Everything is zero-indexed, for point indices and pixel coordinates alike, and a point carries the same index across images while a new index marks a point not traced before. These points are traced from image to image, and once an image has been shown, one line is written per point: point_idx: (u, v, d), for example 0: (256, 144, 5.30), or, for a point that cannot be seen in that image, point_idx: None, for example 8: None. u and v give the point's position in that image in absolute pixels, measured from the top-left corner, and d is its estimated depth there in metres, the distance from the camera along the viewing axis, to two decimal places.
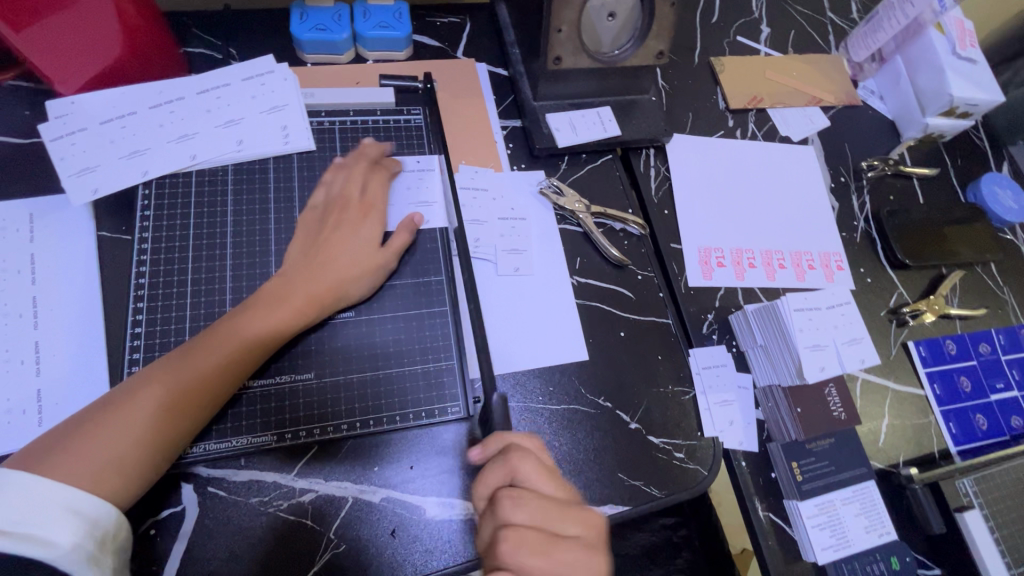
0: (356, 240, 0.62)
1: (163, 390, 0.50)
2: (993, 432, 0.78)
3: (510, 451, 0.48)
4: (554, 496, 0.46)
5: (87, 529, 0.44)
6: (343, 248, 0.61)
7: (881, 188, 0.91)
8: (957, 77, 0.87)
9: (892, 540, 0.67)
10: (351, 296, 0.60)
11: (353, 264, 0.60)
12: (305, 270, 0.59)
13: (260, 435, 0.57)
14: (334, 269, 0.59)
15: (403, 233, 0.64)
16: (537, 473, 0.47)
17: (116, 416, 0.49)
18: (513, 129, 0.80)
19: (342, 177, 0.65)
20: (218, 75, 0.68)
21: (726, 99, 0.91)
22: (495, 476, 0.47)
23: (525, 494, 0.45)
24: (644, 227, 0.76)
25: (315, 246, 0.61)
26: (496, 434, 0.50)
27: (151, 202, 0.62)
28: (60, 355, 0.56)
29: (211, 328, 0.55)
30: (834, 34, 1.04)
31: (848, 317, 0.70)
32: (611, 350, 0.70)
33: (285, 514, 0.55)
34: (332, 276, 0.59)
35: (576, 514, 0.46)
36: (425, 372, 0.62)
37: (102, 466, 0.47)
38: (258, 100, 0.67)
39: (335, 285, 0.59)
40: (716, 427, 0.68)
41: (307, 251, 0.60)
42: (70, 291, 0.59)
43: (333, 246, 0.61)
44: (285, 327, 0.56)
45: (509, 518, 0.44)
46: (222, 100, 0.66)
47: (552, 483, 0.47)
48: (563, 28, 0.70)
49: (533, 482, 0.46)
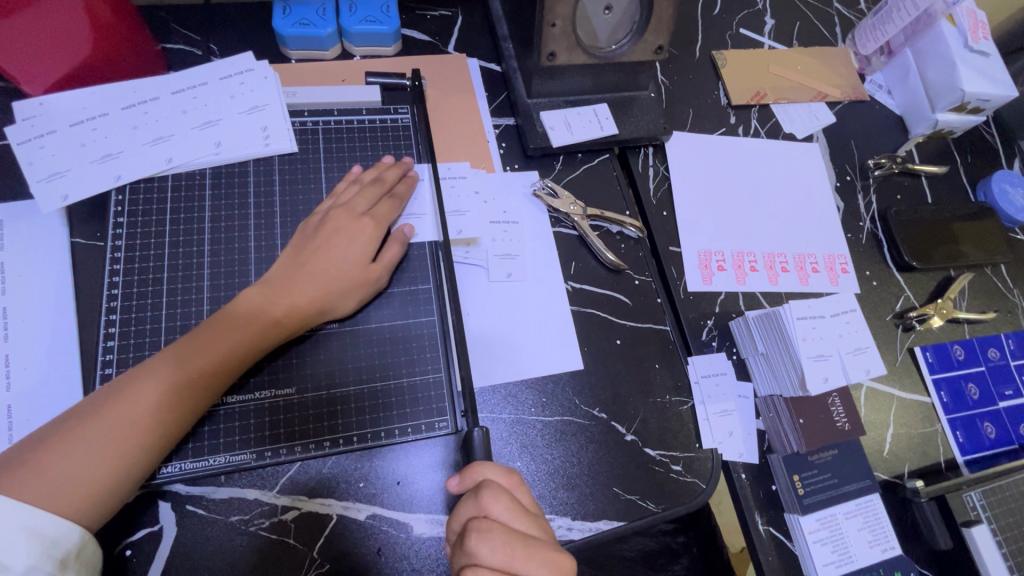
0: (348, 249, 0.58)
1: (141, 401, 0.48)
2: (1001, 440, 0.75)
3: (482, 487, 0.46)
4: (523, 536, 0.44)
5: (44, 550, 0.42)
6: (332, 257, 0.58)
7: (888, 187, 0.88)
8: (969, 72, 0.84)
9: (897, 555, 0.65)
10: (338, 308, 0.58)
11: (340, 274, 0.57)
12: (287, 283, 0.56)
13: (240, 452, 0.54)
14: (314, 279, 0.56)
15: (395, 245, 0.62)
16: (509, 511, 0.45)
17: (89, 428, 0.47)
18: (506, 128, 0.77)
19: (352, 193, 0.62)
20: (195, 74, 0.65)
21: (728, 95, 0.88)
22: (466, 511, 0.46)
23: (495, 528, 0.44)
24: (641, 230, 0.73)
25: (302, 254, 0.58)
26: (475, 465, 0.48)
27: (124, 208, 0.59)
28: (30, 368, 0.54)
29: (189, 338, 0.53)
30: (841, 26, 1.00)
31: (853, 325, 0.67)
32: (606, 358, 0.68)
33: (267, 533, 0.53)
34: (314, 287, 0.56)
35: (546, 556, 0.43)
36: (411, 385, 0.60)
37: (72, 484, 0.45)
38: (236, 100, 0.64)
39: (319, 296, 0.56)
40: (714, 439, 0.66)
41: (293, 262, 0.58)
42: (40, 301, 0.57)
43: (322, 254, 0.58)
44: (269, 337, 0.54)
45: (476, 554, 0.43)
46: (199, 100, 0.64)
47: (524, 522, 0.45)
48: (558, 23, 0.67)
49: (505, 520, 0.45)
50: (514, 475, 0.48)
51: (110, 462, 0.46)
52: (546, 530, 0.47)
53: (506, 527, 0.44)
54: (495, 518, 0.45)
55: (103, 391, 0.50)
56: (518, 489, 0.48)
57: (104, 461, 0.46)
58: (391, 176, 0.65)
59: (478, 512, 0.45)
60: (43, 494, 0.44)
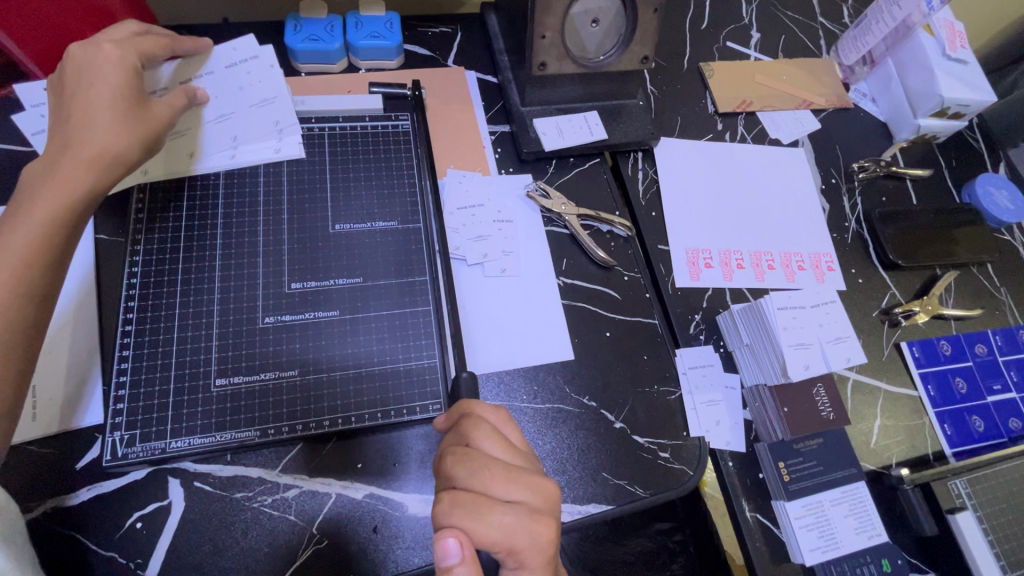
0: (96, 83, 0.56)
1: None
2: (990, 434, 0.76)
3: (465, 417, 0.49)
4: (503, 461, 0.45)
5: None
6: (87, 95, 0.55)
7: (873, 189, 0.91)
8: (946, 78, 0.87)
9: (884, 543, 0.66)
10: (120, 142, 0.55)
11: (97, 102, 0.55)
12: (62, 127, 0.55)
13: (244, 431, 0.57)
14: (106, 127, 0.55)
15: (178, 96, 0.62)
16: (491, 441, 0.47)
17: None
18: (501, 134, 0.82)
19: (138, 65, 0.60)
20: (198, 60, 0.67)
21: (715, 103, 0.92)
22: (451, 441, 0.48)
23: (474, 453, 0.45)
24: (630, 228, 0.77)
25: (64, 100, 0.57)
26: (465, 402, 0.51)
27: (145, 206, 0.64)
28: (57, 351, 0.58)
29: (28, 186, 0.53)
30: (826, 39, 1.05)
31: (833, 316, 0.70)
32: (595, 349, 0.70)
33: (269, 509, 0.56)
34: (83, 123, 0.55)
35: (529, 480, 0.44)
36: (408, 369, 0.62)
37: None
38: (246, 92, 0.69)
39: (98, 142, 0.54)
40: (702, 427, 0.68)
41: (61, 114, 0.56)
42: (66, 291, 0.61)
43: (81, 95, 0.56)
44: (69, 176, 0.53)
45: (453, 477, 0.44)
46: (209, 90, 0.67)
47: (510, 453, 0.46)
48: (547, 35, 0.72)
49: (488, 450, 0.46)
50: (501, 412, 0.50)
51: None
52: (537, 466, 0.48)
53: (486, 453, 0.46)
54: (476, 446, 0.46)
55: None
56: (505, 425, 0.49)
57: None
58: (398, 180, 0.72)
59: (460, 441, 0.47)
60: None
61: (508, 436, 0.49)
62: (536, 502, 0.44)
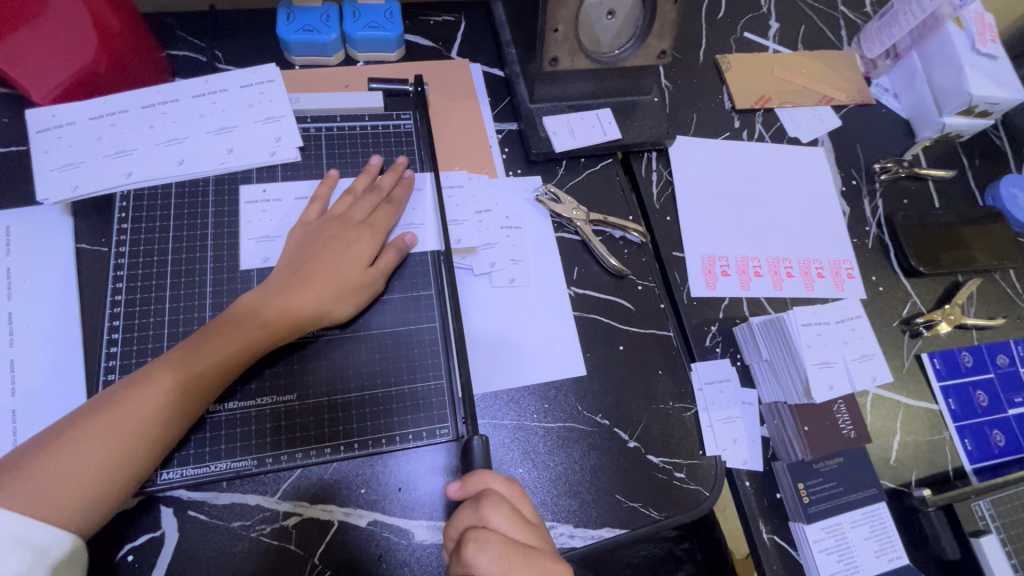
0: (344, 257, 0.59)
1: (134, 402, 0.49)
2: (1010, 449, 0.74)
3: (483, 496, 0.47)
4: (522, 546, 0.45)
5: (35, 558, 0.42)
6: (328, 266, 0.58)
7: (894, 190, 0.88)
8: (976, 75, 0.83)
9: (903, 565, 0.64)
10: (332, 313, 0.57)
11: (336, 282, 0.57)
12: (284, 288, 0.56)
13: (240, 458, 0.55)
14: (271, 301, 0.55)
15: (392, 252, 0.62)
16: (508, 521, 0.46)
17: (92, 426, 0.47)
18: (509, 132, 0.77)
19: (349, 204, 0.63)
20: (217, 79, 0.66)
21: (732, 99, 0.87)
22: (465, 519, 0.47)
23: (493, 538, 0.44)
24: (644, 235, 0.73)
25: (302, 261, 0.58)
26: (477, 473, 0.49)
27: (129, 214, 0.60)
28: (36, 373, 0.55)
29: (208, 327, 0.54)
30: (847, 29, 1.00)
31: (858, 332, 0.67)
32: (609, 365, 0.67)
33: (269, 539, 0.53)
34: (311, 293, 0.56)
35: (544, 565, 0.44)
36: (414, 392, 0.60)
37: (51, 492, 0.44)
38: (254, 110, 0.66)
39: (259, 319, 0.54)
40: (718, 446, 0.65)
41: (295, 266, 0.58)
42: (46, 307, 0.57)
43: (321, 262, 0.58)
44: (250, 343, 0.54)
45: (472, 564, 0.43)
46: (217, 105, 0.65)
47: (525, 533, 0.46)
48: (560, 28, 0.67)
49: (504, 531, 0.45)
50: (514, 487, 0.49)
51: (97, 466, 0.46)
52: (548, 543, 0.48)
53: (504, 537, 0.45)
54: (494, 529, 0.45)
55: (84, 410, 0.49)
56: (520, 500, 0.49)
57: (101, 459, 0.46)
58: (388, 182, 0.65)
59: (477, 521, 0.46)
60: (23, 497, 0.43)
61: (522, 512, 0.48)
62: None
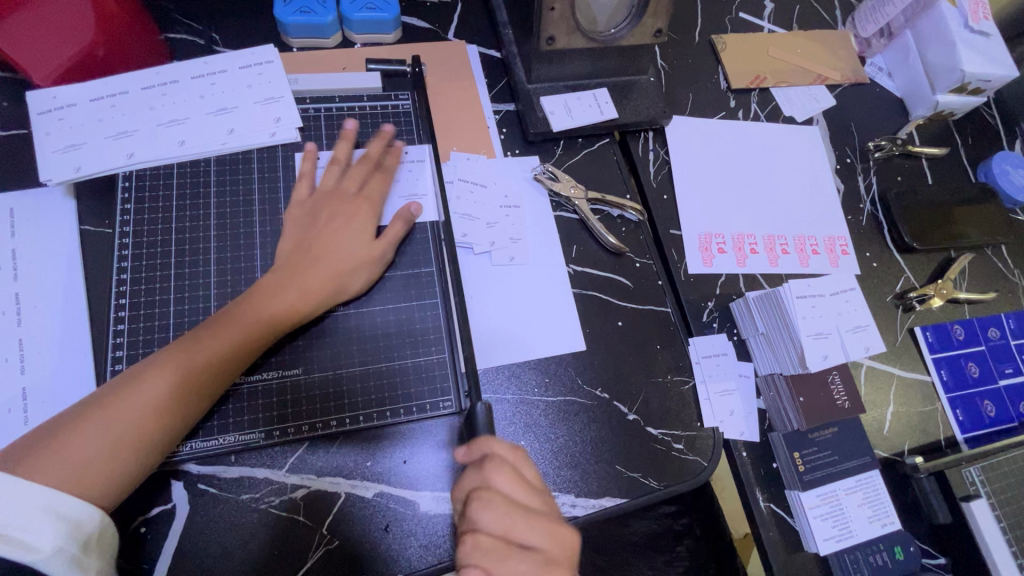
0: (348, 233, 0.60)
1: (157, 385, 0.49)
2: (1000, 419, 0.76)
3: (486, 459, 0.48)
4: (524, 508, 0.46)
5: (70, 532, 0.43)
6: (336, 244, 0.59)
7: (888, 169, 0.89)
8: (968, 52, 0.84)
9: (896, 530, 0.66)
10: (347, 288, 0.59)
11: (349, 256, 0.59)
12: (297, 269, 0.57)
13: (248, 432, 0.56)
14: (285, 281, 0.56)
15: (398, 223, 0.62)
16: (510, 483, 0.47)
17: (117, 405, 0.48)
18: (507, 113, 0.78)
19: (347, 178, 0.63)
20: (215, 60, 0.67)
21: (728, 79, 0.88)
22: (470, 481, 0.48)
23: (495, 498, 0.46)
24: (641, 213, 0.74)
25: (307, 241, 0.59)
26: (484, 438, 0.50)
27: (132, 195, 0.61)
28: (44, 352, 0.56)
29: (227, 308, 0.55)
30: (841, 9, 1.00)
31: (853, 304, 0.68)
32: (609, 340, 0.68)
33: (277, 510, 0.55)
34: (325, 270, 0.57)
35: (545, 525, 0.46)
36: (416, 366, 0.61)
37: (84, 469, 0.45)
38: (254, 91, 0.66)
39: (275, 299, 0.55)
40: (716, 418, 0.67)
41: (300, 247, 0.59)
42: (52, 288, 0.58)
43: (325, 240, 0.59)
44: (270, 326, 0.55)
45: (476, 520, 0.46)
46: (217, 86, 0.65)
47: (528, 496, 0.47)
48: (556, 7, 0.67)
49: (507, 493, 0.47)
50: (520, 451, 0.50)
51: (125, 445, 0.47)
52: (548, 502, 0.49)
53: (508, 498, 0.46)
54: (497, 489, 0.47)
55: (109, 387, 0.50)
56: (524, 464, 0.50)
57: (128, 438, 0.47)
58: (375, 150, 0.66)
59: (481, 483, 0.47)
60: (53, 476, 0.44)
61: (526, 476, 0.49)
62: (554, 549, 0.46)
